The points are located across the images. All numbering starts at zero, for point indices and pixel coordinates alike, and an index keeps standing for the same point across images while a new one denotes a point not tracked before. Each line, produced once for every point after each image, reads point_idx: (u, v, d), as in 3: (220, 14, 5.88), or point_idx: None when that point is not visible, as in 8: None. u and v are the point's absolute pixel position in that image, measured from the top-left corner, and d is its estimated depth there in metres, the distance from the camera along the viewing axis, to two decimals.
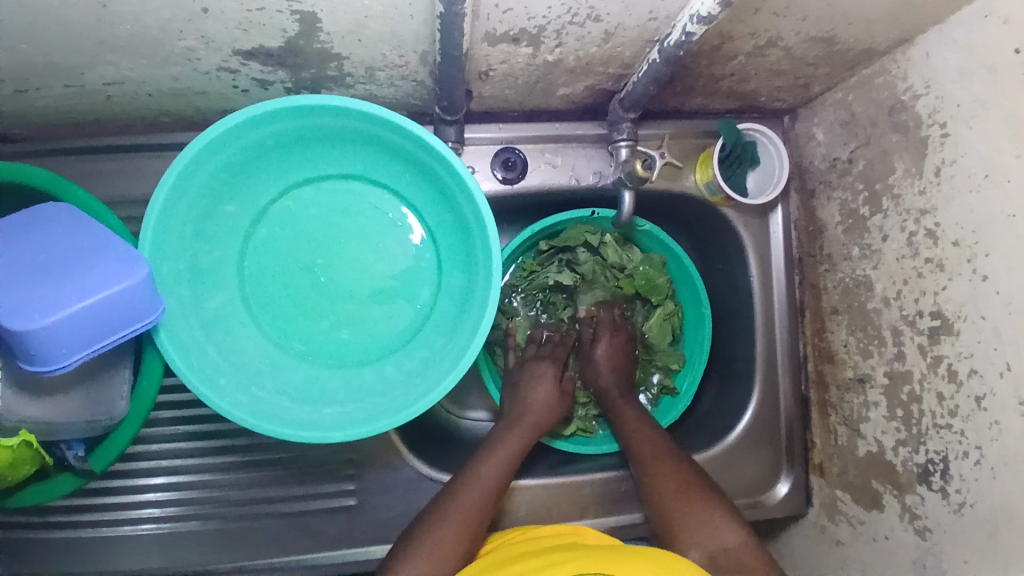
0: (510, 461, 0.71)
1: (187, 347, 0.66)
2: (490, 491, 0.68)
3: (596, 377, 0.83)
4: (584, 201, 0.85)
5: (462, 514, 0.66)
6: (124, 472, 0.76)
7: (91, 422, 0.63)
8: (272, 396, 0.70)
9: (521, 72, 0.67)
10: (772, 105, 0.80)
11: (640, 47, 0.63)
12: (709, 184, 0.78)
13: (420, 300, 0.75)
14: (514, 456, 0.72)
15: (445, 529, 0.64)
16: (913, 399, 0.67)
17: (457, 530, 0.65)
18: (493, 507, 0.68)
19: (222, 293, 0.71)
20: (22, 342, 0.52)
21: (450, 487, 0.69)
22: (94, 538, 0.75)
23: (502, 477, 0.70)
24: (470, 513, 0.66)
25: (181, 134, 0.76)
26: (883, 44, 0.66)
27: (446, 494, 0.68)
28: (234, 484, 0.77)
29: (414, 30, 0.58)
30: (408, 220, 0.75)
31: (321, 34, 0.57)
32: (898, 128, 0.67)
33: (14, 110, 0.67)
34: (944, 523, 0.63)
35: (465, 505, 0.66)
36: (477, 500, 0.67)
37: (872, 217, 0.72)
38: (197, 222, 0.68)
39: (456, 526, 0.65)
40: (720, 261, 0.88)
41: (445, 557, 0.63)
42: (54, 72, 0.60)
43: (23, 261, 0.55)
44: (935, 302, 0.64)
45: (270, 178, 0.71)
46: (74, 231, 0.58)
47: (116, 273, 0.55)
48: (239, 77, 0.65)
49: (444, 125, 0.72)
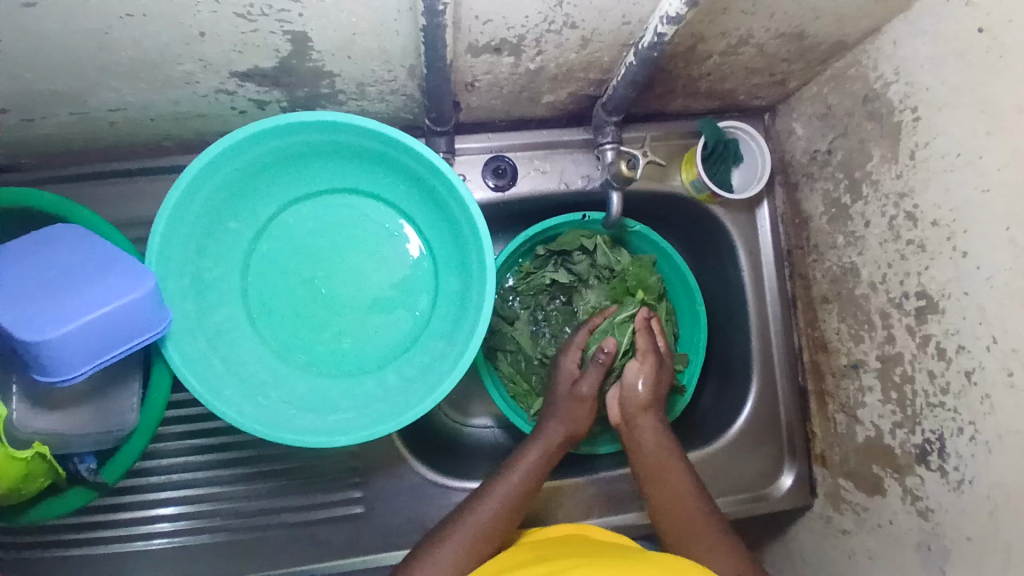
0: (533, 476, 0.71)
1: (194, 360, 0.68)
2: (507, 500, 0.68)
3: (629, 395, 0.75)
4: (574, 205, 0.87)
5: (478, 525, 0.66)
6: (133, 488, 0.78)
7: (101, 435, 0.66)
8: (278, 405, 0.72)
9: (505, 81, 0.69)
10: (751, 103, 0.83)
11: (618, 51, 0.66)
12: (694, 182, 0.80)
13: (418, 308, 0.77)
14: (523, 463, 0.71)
15: (458, 540, 0.65)
16: (905, 379, 0.68)
17: (472, 542, 0.65)
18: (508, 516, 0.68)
19: (226, 307, 0.74)
20: (35, 353, 0.54)
21: (462, 504, 0.69)
22: (106, 554, 0.77)
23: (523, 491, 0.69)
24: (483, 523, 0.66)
25: (181, 156, 0.79)
26: (853, 37, 0.68)
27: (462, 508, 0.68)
28: (242, 495, 0.78)
29: (401, 45, 0.61)
30: (404, 231, 0.78)
31: (313, 52, 0.60)
32: (873, 117, 0.69)
33: (22, 138, 0.70)
34: (945, 502, 0.64)
35: (482, 515, 0.67)
36: (494, 507, 0.67)
37: (853, 205, 0.73)
38: (200, 239, 0.71)
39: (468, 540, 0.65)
40: (710, 258, 0.90)
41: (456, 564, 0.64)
42: (60, 99, 0.63)
43: (32, 278, 0.58)
44: (920, 282, 0.65)
45: (270, 194, 0.74)
46: (80, 248, 0.61)
47: (125, 286, 0.58)
48: (237, 99, 0.68)
49: (435, 136, 0.75)
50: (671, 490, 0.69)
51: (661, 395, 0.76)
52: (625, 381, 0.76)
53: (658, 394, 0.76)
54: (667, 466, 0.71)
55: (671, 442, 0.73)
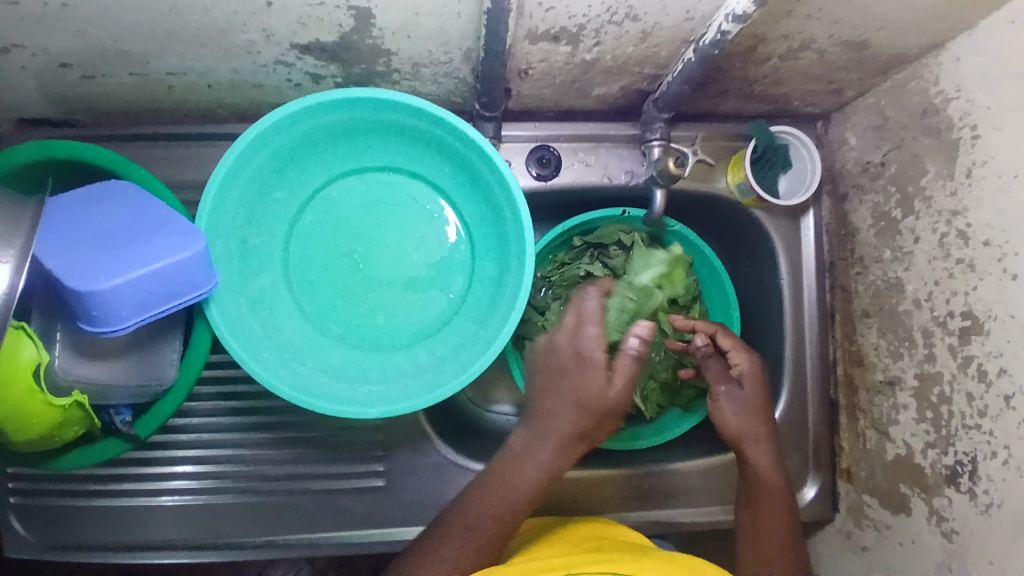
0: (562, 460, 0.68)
1: (236, 322, 0.70)
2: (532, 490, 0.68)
3: (736, 420, 0.74)
4: (615, 200, 0.86)
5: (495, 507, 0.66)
6: (163, 444, 0.80)
7: (140, 387, 0.68)
8: (311, 373, 0.73)
9: (559, 71, 0.69)
10: (805, 109, 0.82)
11: (676, 47, 0.66)
12: (741, 185, 0.79)
13: (453, 289, 0.78)
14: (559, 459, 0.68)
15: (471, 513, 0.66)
16: (942, 400, 0.67)
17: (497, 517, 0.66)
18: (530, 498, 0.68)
19: (267, 274, 0.75)
20: (87, 303, 0.56)
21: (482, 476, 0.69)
22: (134, 506, 0.79)
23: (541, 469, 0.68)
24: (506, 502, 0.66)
25: (233, 124, 0.81)
26: (916, 50, 0.67)
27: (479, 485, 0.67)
28: (269, 459, 0.80)
29: (461, 28, 0.61)
30: (445, 212, 0.79)
31: (373, 29, 0.61)
32: (930, 132, 0.68)
33: (82, 94, 0.72)
34: (970, 524, 0.63)
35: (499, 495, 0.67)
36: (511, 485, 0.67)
37: (903, 220, 0.72)
38: (248, 205, 0.72)
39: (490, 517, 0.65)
40: (748, 264, 0.89)
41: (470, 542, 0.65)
42: (123, 59, 0.65)
43: (88, 230, 0.60)
44: (966, 302, 0.64)
45: (318, 167, 0.76)
46: (137, 205, 0.62)
47: (176, 243, 0.60)
48: (294, 71, 0.69)
49: (483, 121, 0.75)
50: (757, 521, 0.71)
51: (761, 407, 0.75)
52: (724, 409, 0.75)
53: (760, 406, 0.75)
54: (772, 501, 0.71)
55: (782, 485, 0.72)
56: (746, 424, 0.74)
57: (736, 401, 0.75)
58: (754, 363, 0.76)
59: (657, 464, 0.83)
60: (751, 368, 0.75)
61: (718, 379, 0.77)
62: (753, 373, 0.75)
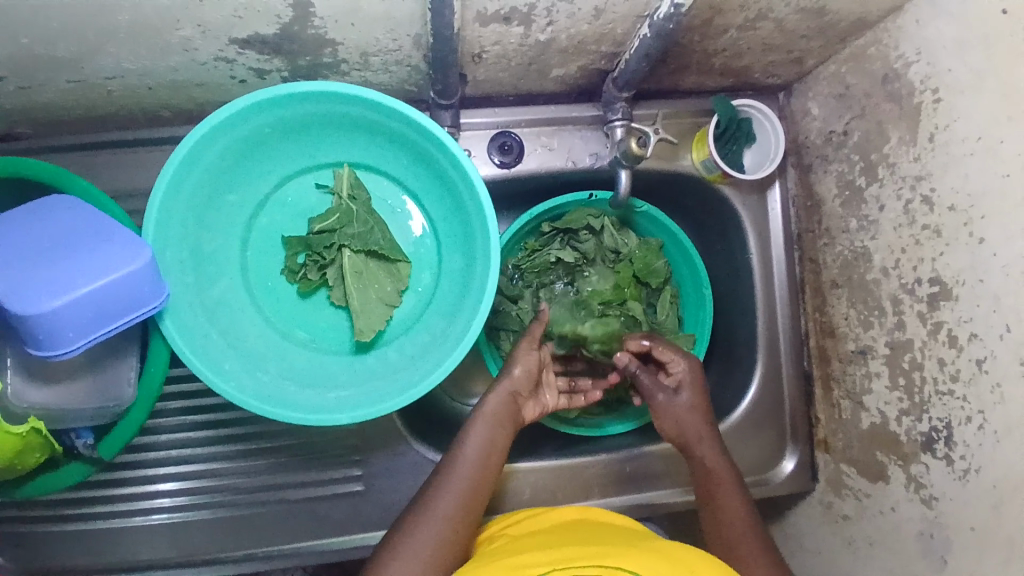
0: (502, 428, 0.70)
1: (192, 332, 0.67)
2: (489, 460, 0.68)
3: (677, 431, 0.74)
4: (581, 184, 0.85)
5: (462, 482, 0.66)
6: (132, 463, 0.77)
7: (98, 409, 0.65)
8: (277, 380, 0.70)
9: (515, 53, 0.67)
10: (767, 81, 0.81)
11: (632, 23, 0.64)
12: (705, 162, 0.78)
13: (421, 285, 0.77)
14: (493, 439, 0.69)
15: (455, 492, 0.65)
16: (915, 366, 0.67)
17: (466, 495, 0.66)
18: (488, 483, 0.67)
19: (224, 280, 0.72)
20: (28, 326, 0.53)
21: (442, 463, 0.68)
22: (106, 529, 0.76)
23: (498, 441, 0.69)
24: (475, 481, 0.66)
25: (180, 127, 0.77)
26: (875, 14, 0.66)
27: (442, 466, 0.68)
28: (242, 472, 0.78)
29: (407, 12, 0.59)
30: (408, 207, 0.78)
31: (315, 18, 0.58)
32: (892, 97, 0.68)
33: (18, 105, 0.68)
34: (949, 490, 0.64)
35: (461, 479, 0.66)
36: (473, 464, 0.67)
37: (868, 188, 0.72)
38: (200, 210, 0.69)
39: (459, 498, 0.65)
40: (719, 242, 0.88)
41: (438, 547, 0.62)
42: (56, 65, 0.61)
43: (27, 248, 0.56)
44: (933, 268, 0.64)
45: (272, 167, 0.73)
46: (79, 219, 0.59)
47: (121, 256, 0.56)
48: (236, 67, 0.66)
49: (440, 109, 0.73)
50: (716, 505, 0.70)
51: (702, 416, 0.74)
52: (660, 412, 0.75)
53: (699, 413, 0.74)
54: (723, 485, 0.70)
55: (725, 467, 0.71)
56: (685, 422, 0.74)
57: (677, 409, 0.74)
58: (691, 376, 0.76)
59: (636, 448, 0.83)
60: (691, 376, 0.75)
61: (657, 388, 0.76)
62: (697, 387, 0.75)
